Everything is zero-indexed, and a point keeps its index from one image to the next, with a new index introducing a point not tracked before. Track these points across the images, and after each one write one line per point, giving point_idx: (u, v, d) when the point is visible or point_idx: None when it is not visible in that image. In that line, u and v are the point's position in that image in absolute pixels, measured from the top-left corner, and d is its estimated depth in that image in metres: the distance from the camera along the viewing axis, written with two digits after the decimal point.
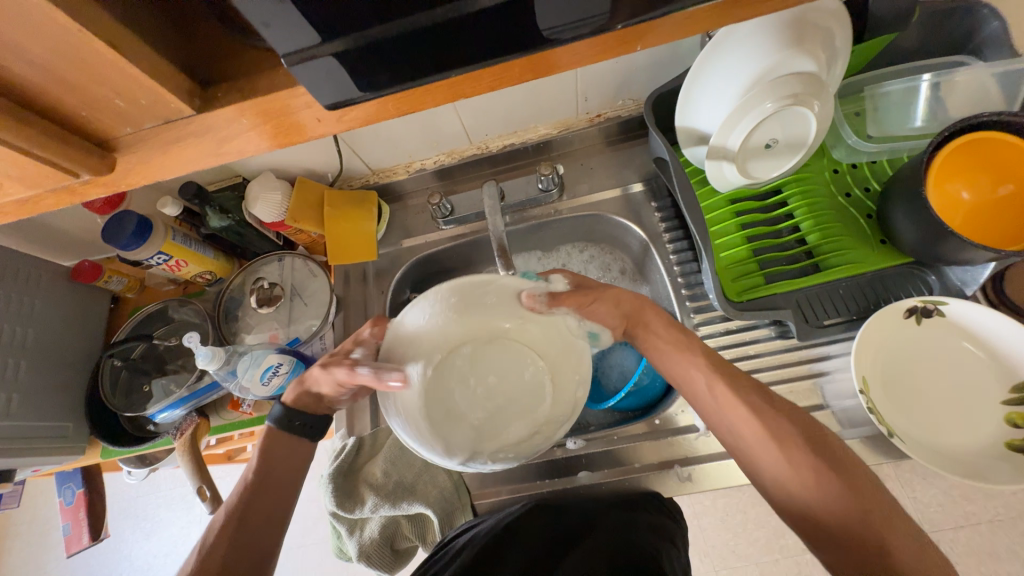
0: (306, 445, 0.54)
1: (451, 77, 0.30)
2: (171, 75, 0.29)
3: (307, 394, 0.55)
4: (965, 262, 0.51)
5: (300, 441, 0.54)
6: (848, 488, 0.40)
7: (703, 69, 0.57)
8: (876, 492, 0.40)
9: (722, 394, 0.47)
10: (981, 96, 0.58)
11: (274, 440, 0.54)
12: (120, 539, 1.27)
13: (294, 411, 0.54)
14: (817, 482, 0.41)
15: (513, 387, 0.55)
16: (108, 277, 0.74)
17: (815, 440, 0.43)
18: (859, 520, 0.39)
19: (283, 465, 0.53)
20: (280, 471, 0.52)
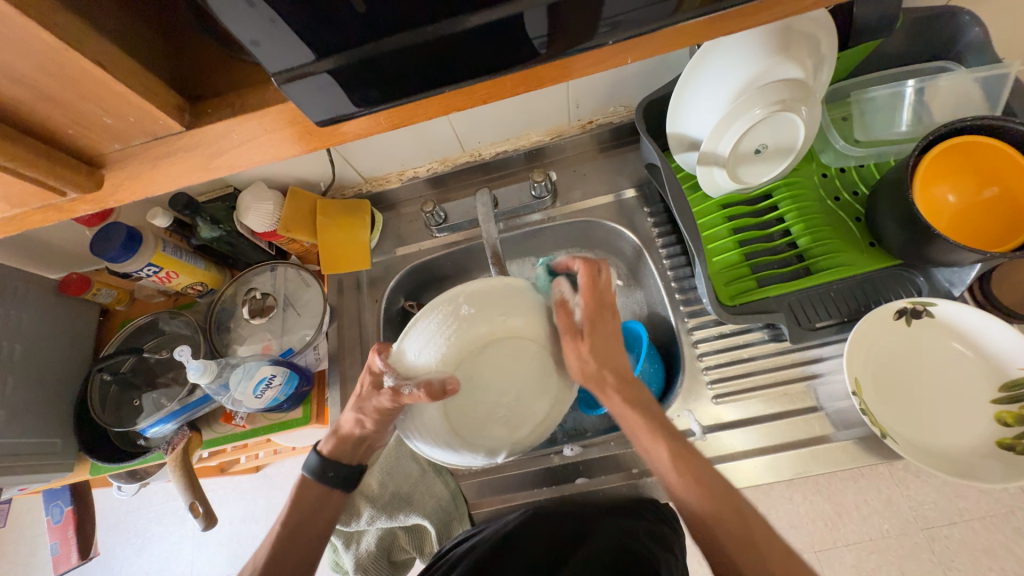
0: (337, 494, 0.53)
1: (445, 91, 0.30)
2: (161, 90, 0.29)
3: (345, 442, 0.54)
4: (953, 263, 0.52)
5: (329, 489, 0.53)
6: (706, 495, 0.45)
7: (693, 77, 0.58)
8: (764, 526, 0.43)
9: (620, 405, 0.50)
10: (964, 100, 0.59)
11: (305, 486, 0.53)
12: (111, 555, 1.24)
13: (331, 462, 0.53)
14: (716, 511, 0.44)
15: (529, 372, 0.48)
16: (96, 289, 0.73)
17: (688, 456, 0.47)
18: (742, 554, 0.42)
19: (316, 512, 0.53)
20: (310, 522, 0.52)
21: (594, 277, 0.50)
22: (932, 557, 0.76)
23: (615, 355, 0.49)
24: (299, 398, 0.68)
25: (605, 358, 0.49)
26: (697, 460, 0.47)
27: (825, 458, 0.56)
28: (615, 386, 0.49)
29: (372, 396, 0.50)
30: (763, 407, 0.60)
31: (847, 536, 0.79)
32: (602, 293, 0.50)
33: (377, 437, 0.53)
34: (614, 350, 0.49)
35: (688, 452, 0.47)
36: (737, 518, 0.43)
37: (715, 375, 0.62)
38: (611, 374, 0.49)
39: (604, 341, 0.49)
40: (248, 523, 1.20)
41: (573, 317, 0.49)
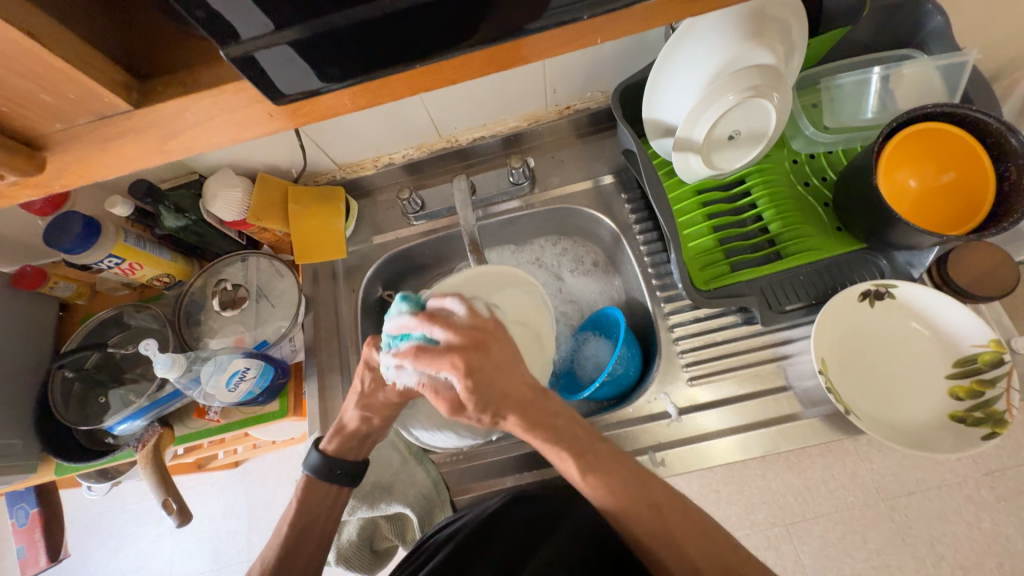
0: (348, 490, 0.54)
1: (413, 68, 0.30)
2: (106, 67, 0.27)
3: (350, 440, 0.54)
4: (913, 247, 0.54)
5: (338, 487, 0.54)
6: (644, 501, 0.44)
7: (668, 63, 0.58)
8: (696, 516, 0.45)
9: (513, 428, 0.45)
10: (926, 88, 0.61)
11: (312, 487, 0.54)
12: (84, 557, 1.21)
13: (335, 460, 0.53)
14: (633, 512, 0.44)
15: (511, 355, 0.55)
16: (54, 283, 0.70)
17: (618, 469, 0.45)
18: (661, 544, 0.43)
19: (326, 510, 0.54)
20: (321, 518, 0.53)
21: (457, 318, 0.44)
22: (892, 525, 0.80)
23: (509, 387, 0.44)
24: (276, 391, 0.67)
25: (498, 403, 0.44)
26: (607, 463, 0.45)
27: (793, 435, 0.59)
28: (513, 417, 0.45)
29: (377, 392, 0.51)
30: (735, 387, 0.62)
31: (815, 509, 0.83)
32: (478, 323, 0.45)
33: (382, 433, 0.54)
34: (502, 383, 0.44)
35: (596, 462, 0.45)
36: (656, 516, 0.44)
37: (691, 358, 0.64)
38: (507, 410, 0.44)
39: (484, 385, 0.42)
40: (229, 519, 1.18)
41: (452, 392, 0.43)
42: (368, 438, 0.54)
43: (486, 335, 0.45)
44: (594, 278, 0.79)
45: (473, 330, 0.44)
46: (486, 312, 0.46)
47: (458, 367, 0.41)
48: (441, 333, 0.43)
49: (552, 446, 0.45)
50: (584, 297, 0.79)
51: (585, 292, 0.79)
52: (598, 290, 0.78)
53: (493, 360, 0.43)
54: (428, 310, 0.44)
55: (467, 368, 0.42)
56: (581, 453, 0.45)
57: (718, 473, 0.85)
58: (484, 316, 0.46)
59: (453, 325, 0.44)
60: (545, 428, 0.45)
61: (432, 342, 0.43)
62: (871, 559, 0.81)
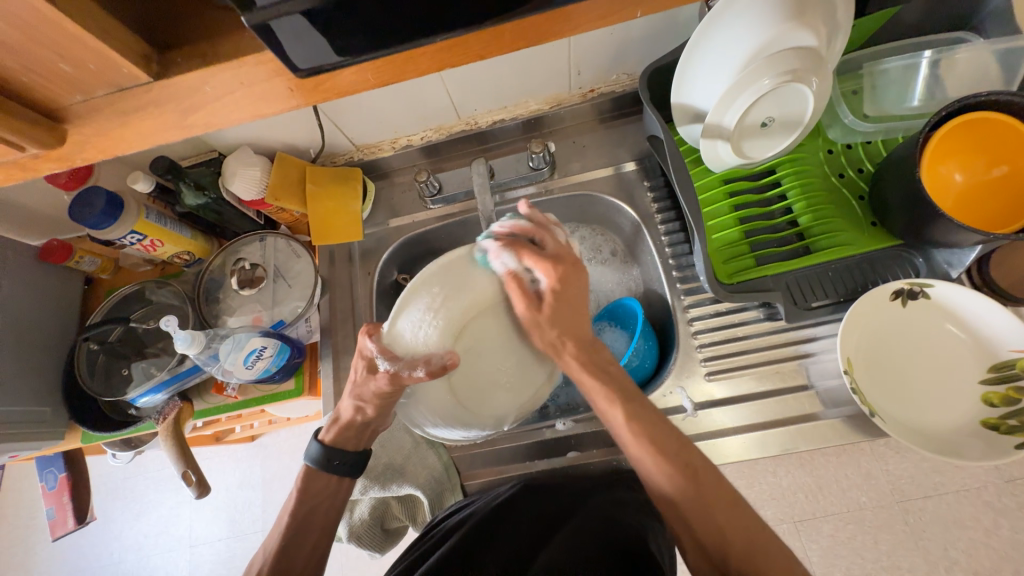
0: (347, 481, 0.54)
1: (436, 43, 0.28)
2: (123, 37, 0.26)
3: (347, 430, 0.54)
4: (953, 244, 0.52)
5: (337, 478, 0.54)
6: (679, 472, 0.45)
7: (701, 44, 0.55)
8: (730, 490, 0.44)
9: (572, 365, 0.50)
10: (979, 75, 0.57)
11: (312, 477, 0.53)
12: (109, 519, 1.26)
13: (335, 450, 0.53)
14: (676, 489, 0.44)
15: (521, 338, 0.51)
16: (80, 257, 0.71)
17: (664, 441, 0.46)
18: (693, 508, 0.43)
19: (326, 500, 0.53)
20: (320, 509, 0.53)
21: (534, 250, 0.49)
22: (906, 528, 0.78)
23: (577, 321, 0.51)
24: (292, 370, 0.68)
25: (567, 329, 0.50)
26: (648, 413, 0.48)
27: (812, 435, 0.57)
28: (573, 348, 0.50)
29: (369, 381, 0.49)
30: (755, 384, 0.60)
31: (825, 508, 0.81)
32: (563, 253, 0.51)
33: (380, 422, 0.53)
34: (571, 320, 0.50)
35: (641, 408, 0.49)
36: (689, 482, 0.44)
37: (709, 353, 0.62)
38: (570, 339, 0.50)
39: (569, 301, 0.50)
40: (245, 489, 1.22)
41: (529, 287, 0.49)
42: (361, 430, 0.54)
43: (568, 265, 0.50)
44: (612, 268, 0.77)
45: (563, 255, 0.50)
46: (562, 243, 0.51)
47: (555, 274, 0.49)
48: (527, 245, 0.50)
49: (604, 388, 0.49)
50: (600, 287, 0.77)
51: (602, 281, 0.78)
52: (615, 280, 0.77)
53: (575, 294, 0.50)
54: (531, 223, 0.51)
55: (560, 275, 0.49)
56: (631, 399, 0.49)
57: (728, 468, 0.84)
58: (567, 245, 0.52)
59: (543, 253, 0.49)
60: (600, 371, 0.50)
61: (534, 247, 0.50)
62: (880, 560, 0.80)
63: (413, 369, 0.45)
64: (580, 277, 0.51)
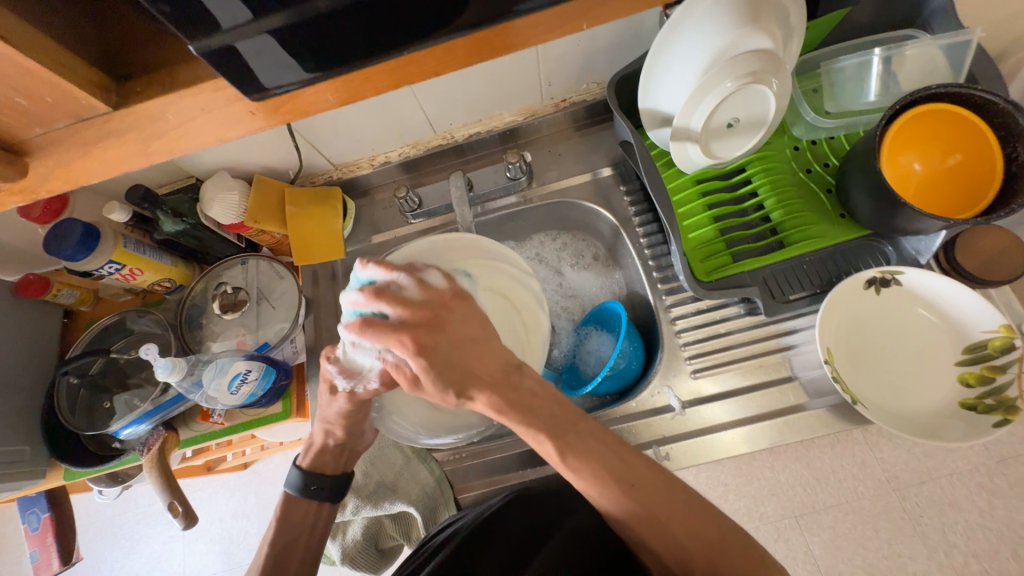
0: (328, 505, 0.54)
1: (393, 58, 0.30)
2: (82, 69, 0.27)
3: (323, 454, 0.54)
4: (919, 231, 0.53)
5: (317, 503, 0.54)
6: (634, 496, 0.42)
7: (664, 49, 0.56)
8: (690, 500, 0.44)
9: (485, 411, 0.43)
10: (930, 68, 0.59)
11: (290, 505, 0.53)
12: (98, 560, 1.22)
13: (313, 475, 0.54)
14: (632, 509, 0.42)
15: None
16: (57, 290, 0.70)
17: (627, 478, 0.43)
18: (649, 529, 0.42)
19: (305, 533, 0.53)
20: (301, 541, 0.52)
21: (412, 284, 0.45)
22: (904, 515, 0.79)
23: (473, 364, 0.43)
24: (278, 393, 0.67)
25: (463, 381, 0.43)
26: (592, 447, 0.44)
27: (799, 425, 0.58)
28: (483, 396, 0.43)
29: (332, 404, 0.50)
30: (740, 378, 0.61)
31: (824, 500, 0.81)
32: (432, 298, 0.44)
33: (354, 442, 0.55)
34: (462, 363, 0.43)
35: (576, 443, 0.43)
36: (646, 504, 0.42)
37: (693, 351, 0.63)
38: (475, 388, 0.43)
39: (447, 357, 0.42)
40: (239, 520, 1.19)
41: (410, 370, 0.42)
42: (342, 451, 0.55)
43: (442, 309, 0.44)
44: (595, 272, 0.78)
45: (430, 305, 0.44)
46: (440, 284, 0.46)
47: (417, 331, 0.42)
48: (391, 309, 0.43)
49: (528, 427, 0.43)
50: (585, 291, 0.78)
51: (586, 286, 0.78)
52: (598, 284, 0.78)
53: (452, 337, 0.43)
54: (376, 287, 0.44)
55: (417, 346, 0.41)
56: (562, 435, 0.43)
57: (724, 465, 0.85)
58: (447, 283, 0.46)
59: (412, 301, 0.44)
60: (521, 409, 0.43)
61: (397, 289, 0.45)
62: (882, 549, 0.80)
63: (368, 384, 0.46)
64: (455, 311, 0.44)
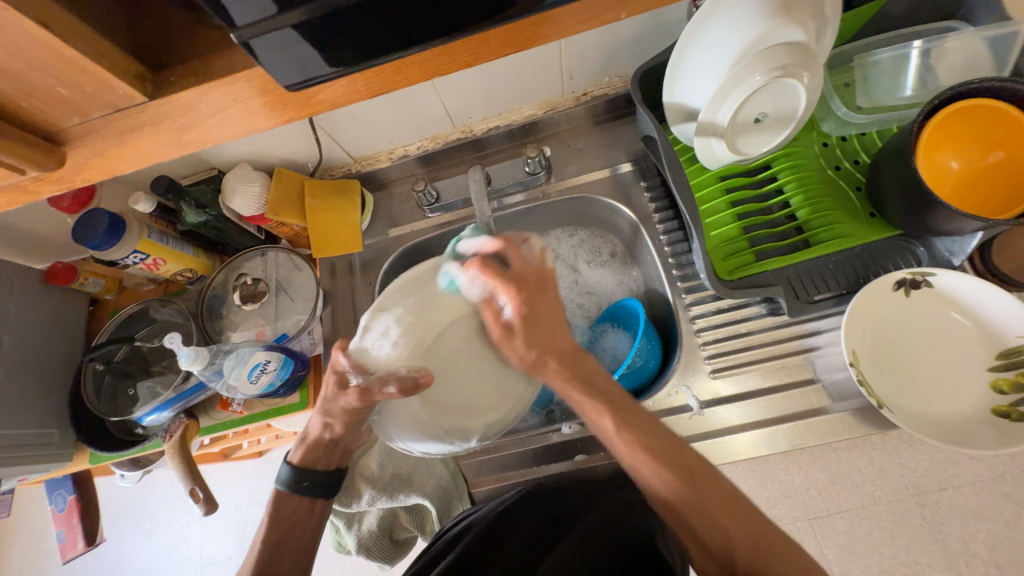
0: (318, 502, 0.55)
1: (425, 52, 0.29)
2: (118, 58, 0.27)
3: (315, 449, 0.55)
4: (954, 232, 0.51)
5: (308, 500, 0.54)
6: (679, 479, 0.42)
7: (691, 43, 0.55)
8: (730, 490, 0.42)
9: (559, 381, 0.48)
10: (971, 63, 0.58)
11: (283, 501, 0.54)
12: (119, 540, 1.26)
13: (304, 471, 0.54)
14: (669, 487, 0.42)
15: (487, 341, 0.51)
16: (84, 279, 0.72)
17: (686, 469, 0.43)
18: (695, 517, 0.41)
19: (299, 524, 0.53)
20: (298, 529, 0.53)
21: (500, 267, 0.49)
22: (923, 522, 0.77)
23: (558, 331, 0.49)
24: (296, 383, 0.67)
25: (545, 344, 0.48)
26: (640, 419, 0.46)
27: (821, 429, 0.57)
28: (555, 365, 0.48)
29: (339, 397, 0.50)
30: (760, 380, 0.60)
31: (840, 504, 0.80)
32: (524, 272, 0.49)
33: (349, 439, 0.55)
34: (549, 332, 0.49)
35: (629, 417, 0.46)
36: (689, 487, 0.42)
37: (713, 350, 0.62)
38: (550, 357, 0.48)
39: (536, 323, 0.48)
40: (254, 506, 1.21)
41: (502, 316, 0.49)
42: (333, 448, 0.55)
43: (532, 283, 0.49)
44: (612, 269, 0.77)
45: (524, 277, 0.49)
46: (535, 259, 0.50)
47: (518, 298, 0.48)
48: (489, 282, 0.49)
49: (592, 401, 0.47)
50: (601, 289, 0.78)
51: (602, 283, 0.78)
52: (615, 281, 0.77)
53: (543, 304, 0.49)
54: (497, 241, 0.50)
55: (524, 300, 0.48)
56: (619, 409, 0.46)
57: (738, 466, 0.84)
58: (540, 259, 0.51)
59: (502, 273, 0.48)
60: (587, 380, 0.48)
61: (498, 263, 0.49)
62: (899, 556, 0.78)
63: (384, 385, 0.46)
64: (555, 281, 0.51)
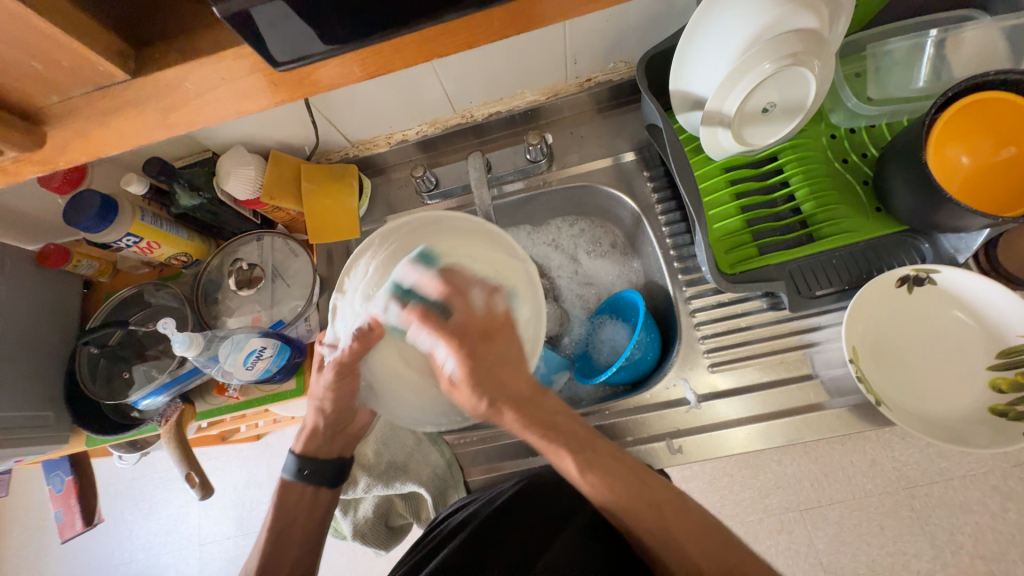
0: (323, 492, 0.56)
1: (423, 31, 0.28)
2: (99, 34, 0.26)
3: (316, 438, 0.56)
4: (961, 229, 0.50)
5: (312, 489, 0.55)
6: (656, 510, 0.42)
7: (700, 27, 0.53)
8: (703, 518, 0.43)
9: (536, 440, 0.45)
10: (987, 54, 0.56)
11: (286, 491, 0.55)
12: (119, 519, 1.28)
13: (306, 458, 0.55)
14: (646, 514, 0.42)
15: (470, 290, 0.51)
16: (77, 261, 0.71)
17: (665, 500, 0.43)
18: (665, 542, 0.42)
19: (307, 513, 0.55)
20: (301, 518, 0.54)
21: (444, 312, 0.43)
22: (912, 514, 0.78)
23: (504, 384, 0.43)
24: (293, 369, 0.67)
25: (494, 392, 0.43)
26: (603, 459, 0.43)
27: (818, 425, 0.57)
28: (511, 412, 0.43)
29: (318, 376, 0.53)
30: (758, 375, 0.60)
31: (831, 495, 0.81)
32: (479, 322, 0.44)
33: (345, 420, 0.56)
34: (501, 376, 0.43)
35: (594, 460, 0.43)
36: (656, 511, 0.42)
37: (713, 344, 0.61)
38: (503, 403, 0.43)
39: (484, 368, 0.43)
40: (252, 487, 1.22)
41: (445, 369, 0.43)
42: (334, 430, 0.56)
43: (495, 327, 0.45)
44: (612, 260, 0.77)
45: (483, 319, 0.44)
46: (482, 306, 0.45)
47: (461, 353, 0.42)
48: (443, 317, 0.43)
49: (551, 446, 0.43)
50: (601, 280, 0.77)
51: (602, 274, 0.77)
52: (615, 272, 0.77)
53: (497, 353, 0.44)
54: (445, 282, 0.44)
55: (467, 354, 0.43)
56: (581, 452, 0.43)
57: (732, 457, 0.84)
58: (488, 307, 0.45)
59: (443, 327, 0.43)
60: (544, 428, 0.44)
61: (441, 313, 0.44)
62: (887, 546, 0.79)
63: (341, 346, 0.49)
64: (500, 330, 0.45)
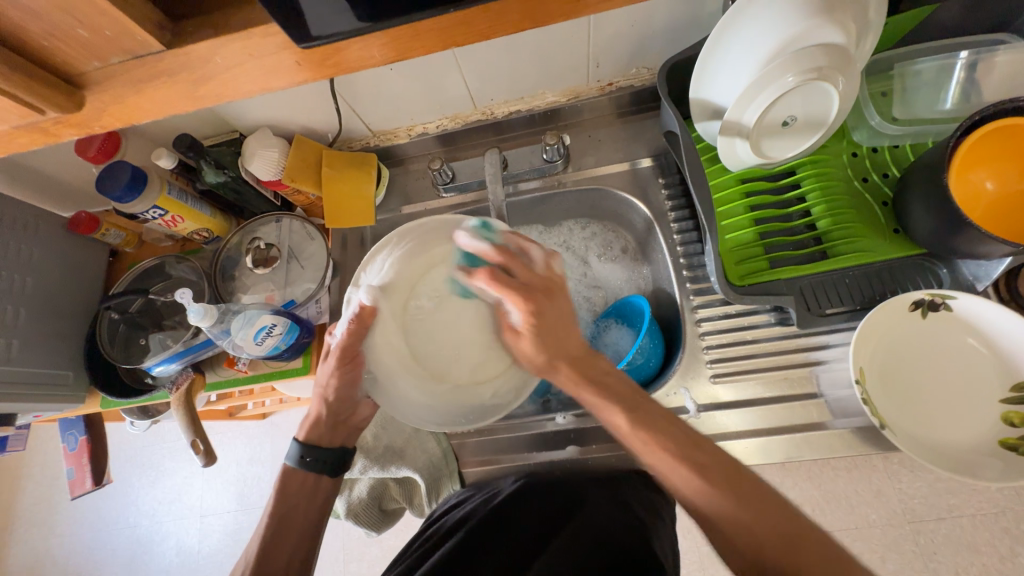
0: (324, 480, 0.55)
1: (443, 18, 0.29)
2: (139, 5, 0.28)
3: (320, 426, 0.56)
4: (981, 256, 0.49)
5: (314, 476, 0.55)
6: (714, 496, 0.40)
7: (723, 37, 0.53)
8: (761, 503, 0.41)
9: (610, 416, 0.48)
10: (1018, 79, 0.55)
11: (289, 476, 0.55)
12: (126, 484, 1.32)
13: (310, 447, 0.55)
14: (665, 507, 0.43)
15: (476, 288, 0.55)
16: (105, 230, 0.74)
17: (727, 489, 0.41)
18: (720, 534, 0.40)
19: (303, 502, 0.54)
20: (301, 508, 0.54)
21: (508, 273, 0.50)
22: (915, 549, 0.75)
23: (564, 339, 0.49)
24: (300, 349, 0.68)
25: (556, 350, 0.49)
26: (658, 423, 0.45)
27: (819, 445, 0.56)
28: (567, 369, 0.48)
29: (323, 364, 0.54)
30: (760, 389, 0.59)
31: (832, 523, 0.79)
32: (536, 281, 0.49)
33: (347, 410, 0.56)
34: (565, 336, 0.49)
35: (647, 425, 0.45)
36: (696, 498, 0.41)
37: (716, 355, 0.61)
38: (561, 363, 0.48)
39: (550, 325, 0.48)
40: (254, 465, 1.25)
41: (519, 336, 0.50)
42: (335, 420, 0.56)
43: (543, 291, 0.49)
44: (622, 266, 0.77)
45: (543, 279, 0.50)
46: (543, 265, 0.50)
47: (526, 307, 0.48)
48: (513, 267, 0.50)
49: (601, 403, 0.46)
50: (609, 284, 0.77)
51: (610, 279, 0.77)
52: (624, 277, 0.77)
53: (557, 310, 0.49)
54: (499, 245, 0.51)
55: (532, 307, 0.48)
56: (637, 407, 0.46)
57: None
58: (546, 266, 0.51)
59: (509, 283, 0.49)
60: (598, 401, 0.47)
61: (505, 272, 0.50)
62: None
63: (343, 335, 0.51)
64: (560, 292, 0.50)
